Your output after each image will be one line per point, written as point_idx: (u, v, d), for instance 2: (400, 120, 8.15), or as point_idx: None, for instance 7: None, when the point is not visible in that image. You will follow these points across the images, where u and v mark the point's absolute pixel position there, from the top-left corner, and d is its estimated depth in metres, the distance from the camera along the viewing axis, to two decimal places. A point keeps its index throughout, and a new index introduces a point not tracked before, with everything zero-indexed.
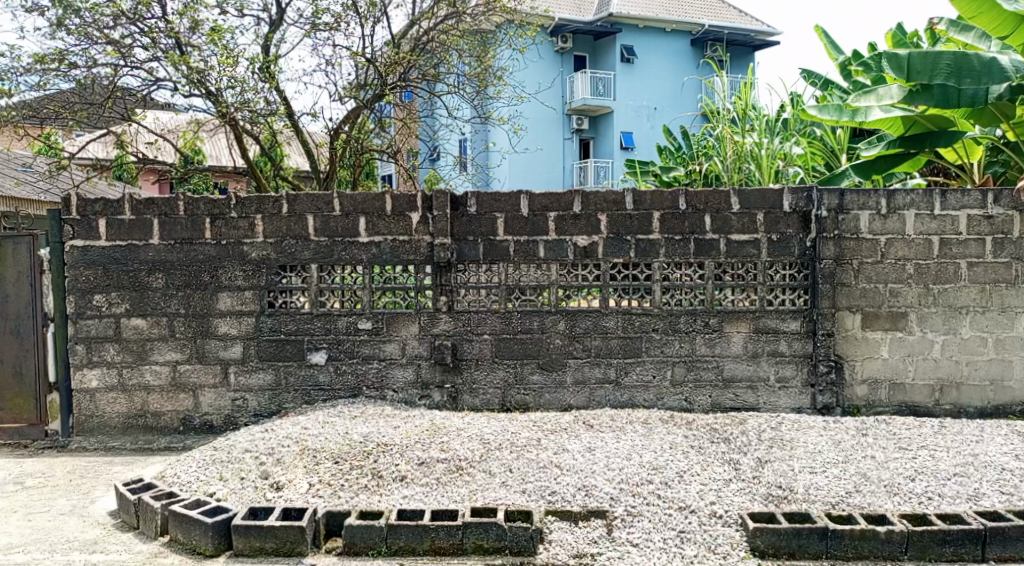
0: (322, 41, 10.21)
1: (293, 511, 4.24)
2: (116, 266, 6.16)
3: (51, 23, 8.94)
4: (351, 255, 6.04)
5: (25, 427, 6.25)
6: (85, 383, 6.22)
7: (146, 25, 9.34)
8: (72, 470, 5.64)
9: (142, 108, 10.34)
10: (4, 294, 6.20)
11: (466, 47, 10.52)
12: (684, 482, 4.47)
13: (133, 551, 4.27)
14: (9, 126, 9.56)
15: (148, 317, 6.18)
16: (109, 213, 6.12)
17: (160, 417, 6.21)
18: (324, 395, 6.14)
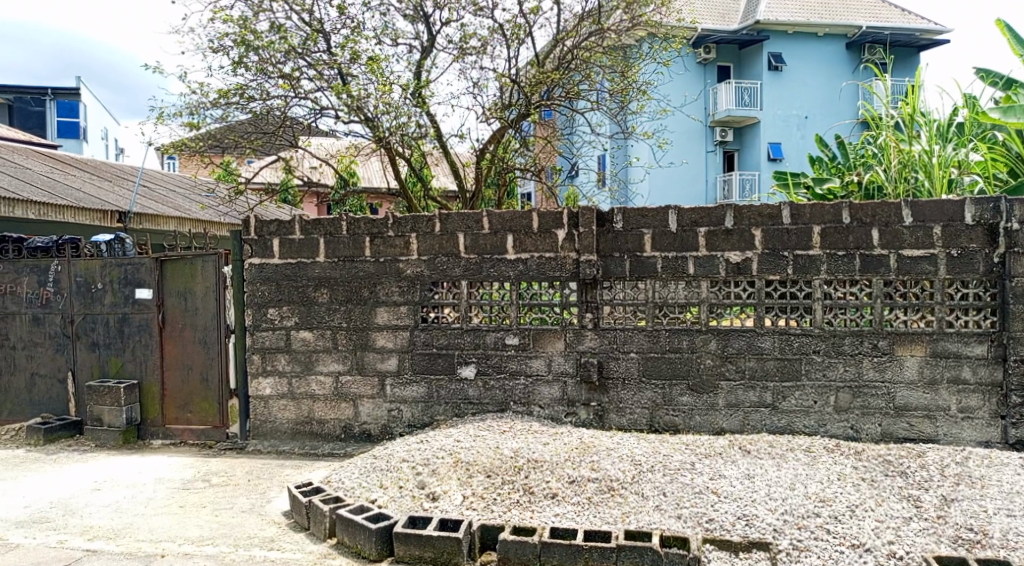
0: (470, 66, 10.57)
1: (449, 522, 4.41)
2: (287, 282, 6.62)
3: (233, 61, 9.78)
4: (499, 272, 6.20)
5: (210, 428, 6.88)
6: (260, 391, 6.71)
7: (313, 58, 10.02)
8: (250, 471, 6.12)
9: (308, 135, 11.12)
10: (195, 307, 6.90)
11: (608, 63, 10.57)
12: (857, 518, 4.27)
13: (305, 551, 4.56)
14: (197, 156, 10.60)
15: (313, 330, 6.59)
16: (282, 234, 6.60)
17: (324, 424, 6.60)
18: (473, 408, 6.31)
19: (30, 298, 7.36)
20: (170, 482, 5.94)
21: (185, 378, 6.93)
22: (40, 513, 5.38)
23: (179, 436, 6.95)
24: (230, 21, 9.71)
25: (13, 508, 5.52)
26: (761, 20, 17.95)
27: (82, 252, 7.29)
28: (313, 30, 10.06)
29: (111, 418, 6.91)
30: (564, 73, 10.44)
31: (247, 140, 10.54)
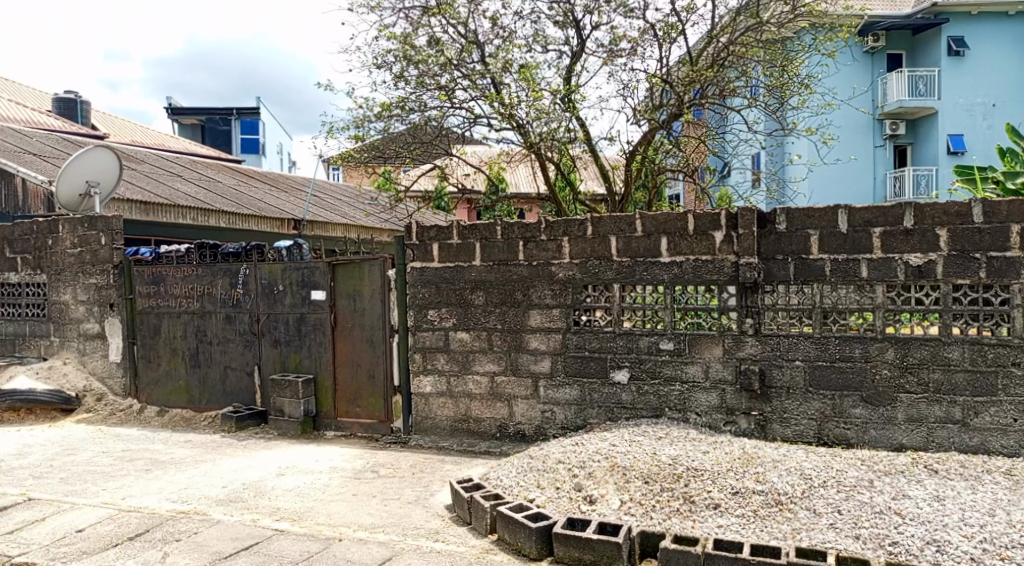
0: (620, 68, 10.49)
1: (608, 527, 4.38)
2: (445, 285, 6.84)
3: (394, 76, 10.25)
4: (652, 275, 6.11)
5: (375, 423, 7.22)
6: (421, 389, 6.98)
7: (468, 69, 10.29)
8: (413, 465, 6.39)
9: (462, 143, 11.46)
10: (362, 308, 7.26)
11: (767, 57, 10.18)
12: None
13: (468, 545, 4.71)
14: (361, 166, 11.15)
15: (470, 331, 6.77)
16: (440, 238, 6.83)
17: (480, 423, 6.77)
18: (627, 413, 6.26)
19: (223, 298, 8.05)
20: (342, 471, 6.33)
21: (354, 375, 7.31)
22: (234, 493, 5.89)
23: (349, 428, 7.34)
24: (392, 38, 10.17)
25: (211, 487, 6.08)
26: (938, 3, 16.72)
27: (266, 256, 7.83)
28: (468, 41, 10.32)
29: (291, 410, 7.42)
30: (719, 70, 10.17)
31: (407, 150, 11.00)
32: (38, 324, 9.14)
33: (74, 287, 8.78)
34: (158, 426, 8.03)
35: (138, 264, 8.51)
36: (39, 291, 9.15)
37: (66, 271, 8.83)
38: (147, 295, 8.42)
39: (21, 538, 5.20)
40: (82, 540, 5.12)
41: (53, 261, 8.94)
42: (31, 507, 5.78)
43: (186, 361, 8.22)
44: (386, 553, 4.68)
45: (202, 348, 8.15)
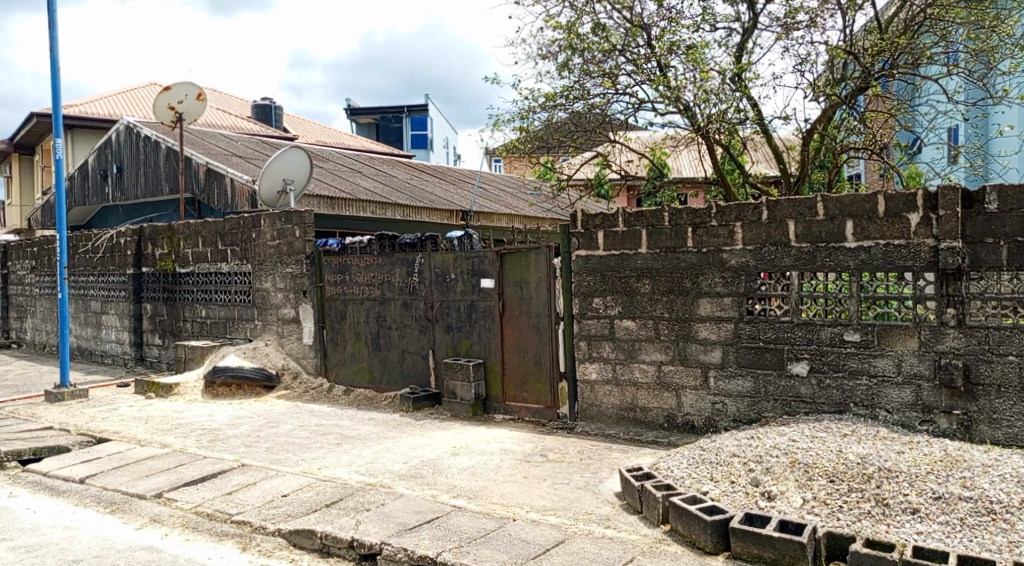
0: (795, 43, 9.93)
1: (791, 525, 4.19)
2: (611, 272, 6.79)
3: (559, 65, 10.26)
4: (836, 261, 5.75)
5: (542, 408, 7.30)
6: (587, 375, 6.99)
7: (633, 53, 10.11)
8: (581, 451, 6.41)
9: (626, 130, 11.31)
10: (528, 296, 7.36)
11: (970, 18, 9.25)
12: None
13: (640, 534, 4.66)
14: (525, 156, 11.28)
15: (636, 319, 6.68)
16: (606, 226, 6.78)
17: (648, 412, 6.67)
18: (806, 408, 5.93)
19: (400, 286, 8.43)
20: (513, 454, 6.47)
21: (521, 360, 7.43)
22: (415, 469, 6.18)
23: (517, 413, 7.47)
24: (558, 27, 10.19)
25: (394, 462, 6.40)
26: None
27: (440, 246, 8.11)
28: (634, 25, 10.12)
29: (462, 392, 7.66)
30: (912, 37, 9.38)
31: (571, 139, 11.00)
32: (245, 309, 9.99)
33: (273, 276, 9.52)
34: (345, 403, 8.56)
35: (327, 253, 9.09)
36: (245, 280, 9.98)
37: (267, 261, 9.59)
38: (335, 283, 8.98)
39: (236, 499, 5.72)
40: (286, 504, 5.56)
41: (254, 252, 9.75)
42: (243, 472, 6.34)
43: (368, 344, 8.69)
44: (560, 536, 4.72)
45: (381, 333, 8.59)
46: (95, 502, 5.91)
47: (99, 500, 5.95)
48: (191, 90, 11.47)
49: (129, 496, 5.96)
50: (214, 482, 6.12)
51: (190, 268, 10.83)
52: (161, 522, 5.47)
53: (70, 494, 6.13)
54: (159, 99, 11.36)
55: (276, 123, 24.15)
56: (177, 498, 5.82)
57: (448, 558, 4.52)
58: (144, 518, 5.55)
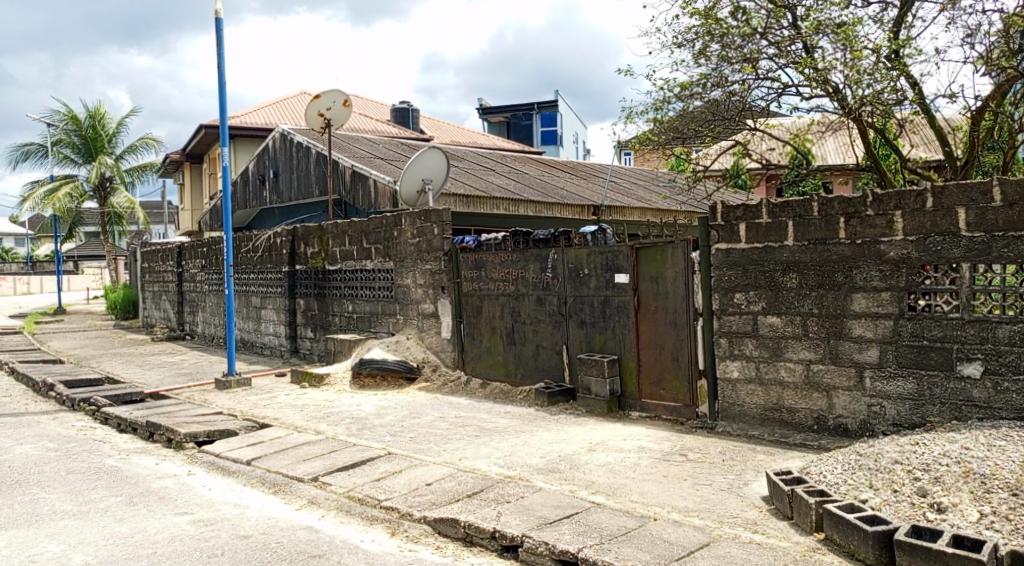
0: (961, 13, 9.18)
1: (966, 541, 3.86)
2: (755, 266, 6.52)
3: (695, 53, 9.97)
4: (1015, 252, 5.25)
5: (680, 406, 7.11)
6: (728, 374, 6.75)
7: (775, 36, 9.68)
8: (722, 451, 6.20)
9: (768, 117, 10.85)
10: (665, 291, 7.18)
11: None
12: None
13: (792, 541, 4.44)
14: (660, 148, 11.04)
15: (782, 316, 6.39)
16: (749, 218, 6.52)
17: (795, 413, 6.36)
18: (979, 413, 5.47)
19: (534, 281, 8.45)
20: (652, 451, 6.34)
21: (658, 357, 7.27)
22: (553, 464, 6.17)
23: (654, 410, 7.32)
24: (695, 14, 9.90)
25: (531, 456, 6.41)
26: None
27: (574, 241, 8.05)
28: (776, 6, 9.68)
29: (597, 388, 7.59)
30: None
31: (707, 129, 10.64)
32: (388, 304, 10.31)
33: (413, 272, 9.78)
34: (481, 396, 8.68)
35: (464, 250, 9.24)
36: (387, 277, 10.31)
37: (408, 258, 9.86)
38: (472, 279, 9.12)
39: (385, 486, 5.92)
40: (431, 492, 5.69)
41: (395, 249, 10.05)
42: (390, 460, 6.55)
43: (503, 338, 8.77)
44: (704, 538, 4.57)
45: (516, 328, 8.64)
46: (260, 483, 6.29)
47: (263, 481, 6.32)
48: (337, 96, 11.96)
49: (289, 479, 6.29)
50: (364, 469, 6.36)
51: (339, 265, 11.31)
52: (317, 505, 5.74)
53: (239, 475, 6.56)
54: (309, 107, 11.93)
55: (414, 125, 24.84)
56: (332, 482, 6.09)
57: (590, 555, 4.46)
58: (302, 500, 5.84)
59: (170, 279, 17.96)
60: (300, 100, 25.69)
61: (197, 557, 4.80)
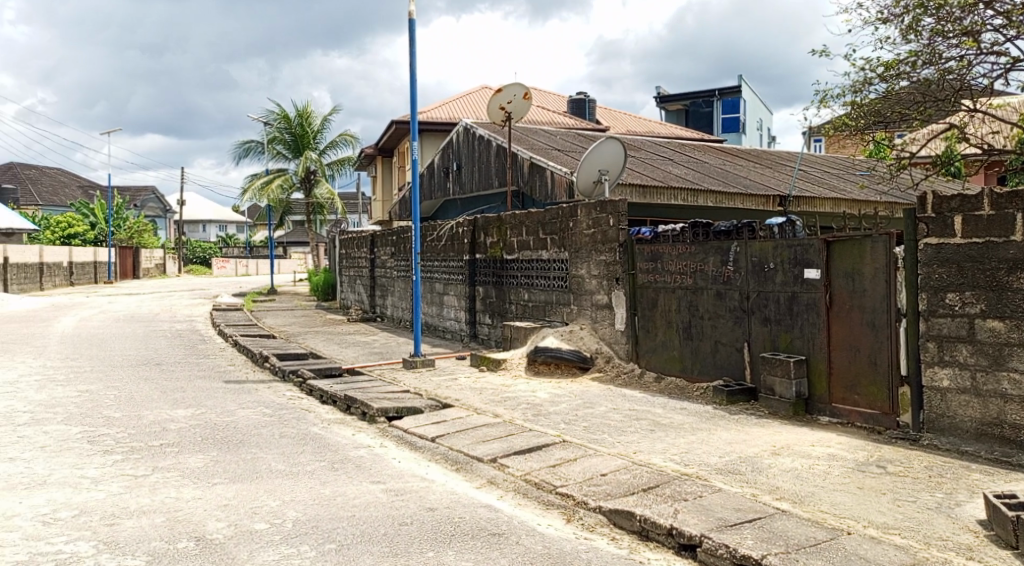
0: None
1: None
2: (972, 264, 5.87)
3: (903, 29, 9.15)
4: None
5: (878, 414, 6.54)
6: (937, 382, 6.12)
7: (1002, 6, 8.67)
8: (928, 466, 5.63)
9: (990, 97, 9.77)
10: (863, 289, 6.63)
11: None
12: None
13: None
14: (858, 134, 10.25)
15: (1006, 320, 5.70)
16: (966, 210, 5.87)
17: (1019, 431, 5.64)
18: None
19: (714, 275, 8.09)
20: (844, 460, 5.88)
21: (852, 360, 6.74)
22: (733, 465, 5.87)
23: (847, 416, 6.79)
24: None
25: (710, 455, 6.14)
26: None
27: (758, 234, 7.62)
28: None
29: (782, 390, 7.16)
30: None
31: (916, 111, 9.72)
32: (562, 294, 10.30)
33: (588, 263, 9.69)
34: (656, 391, 8.46)
35: (640, 242, 9.01)
36: (562, 267, 10.29)
37: (583, 249, 9.78)
38: (647, 271, 8.89)
39: (562, 472, 5.88)
40: (606, 483, 5.59)
41: (572, 239, 10.00)
42: (565, 447, 6.50)
43: (679, 332, 8.49)
44: (907, 559, 4.15)
45: (694, 322, 8.33)
46: (443, 460, 6.47)
47: (446, 458, 6.50)
48: (518, 90, 12.06)
49: (469, 458, 6.42)
50: (541, 454, 6.36)
51: (516, 255, 11.44)
52: (495, 485, 5.80)
53: (424, 450, 6.79)
54: (491, 101, 12.13)
55: (591, 116, 24.75)
56: (511, 464, 6.14)
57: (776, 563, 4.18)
58: (482, 479, 5.93)
59: (363, 264, 19.03)
60: (480, 94, 26.31)
61: (389, 524, 5.00)
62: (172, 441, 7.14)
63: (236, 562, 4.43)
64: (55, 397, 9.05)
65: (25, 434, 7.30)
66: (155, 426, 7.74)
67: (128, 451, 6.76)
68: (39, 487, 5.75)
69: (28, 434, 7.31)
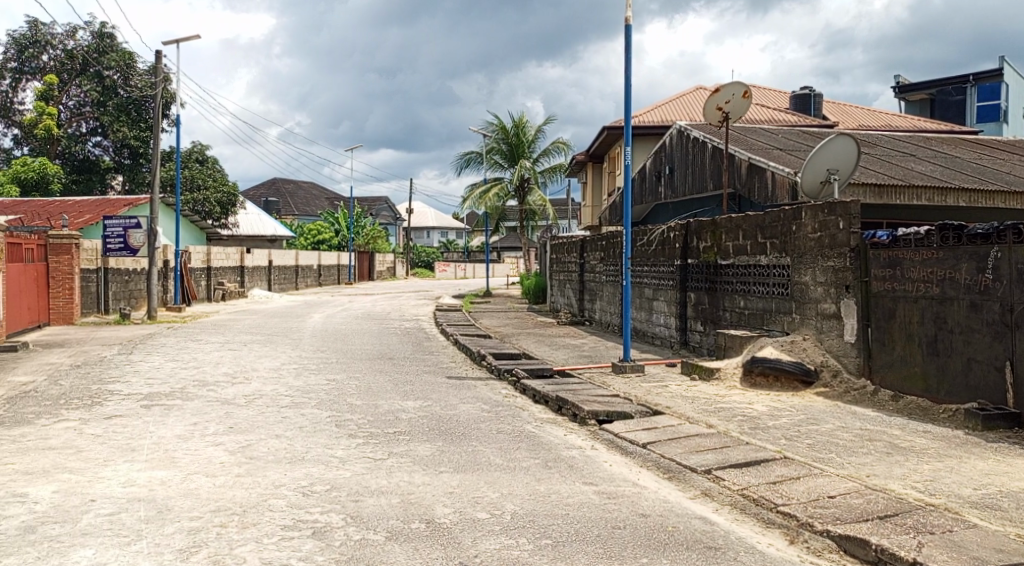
0: None
1: None
2: None
3: None
4: None
5: None
6: None
7: None
8: None
9: None
10: None
11: None
12: None
13: None
14: None
15: None
16: None
17: None
18: None
19: (967, 284, 7.22)
20: None
21: None
22: (990, 500, 5.21)
23: None
24: None
25: (961, 486, 5.51)
26: None
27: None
28: None
29: None
30: None
31: None
32: (783, 302, 9.76)
33: (813, 269, 9.11)
34: (892, 411, 7.76)
35: (875, 246, 8.30)
36: (783, 273, 9.75)
37: (807, 254, 9.22)
38: (884, 279, 8.17)
39: (783, 490, 5.55)
40: (834, 506, 5.18)
41: (796, 244, 9.44)
42: (787, 464, 6.13)
43: (923, 347, 7.71)
44: None
45: (941, 336, 7.51)
46: (655, 467, 6.34)
47: (658, 465, 6.36)
48: (737, 89, 11.59)
49: (682, 467, 6.23)
50: (759, 469, 6.04)
51: (731, 260, 11.01)
52: (710, 497, 5.58)
53: (635, 456, 6.70)
54: (707, 102, 11.79)
55: (816, 111, 23.30)
56: (727, 478, 5.89)
57: None
58: (696, 490, 5.73)
59: (573, 269, 19.25)
60: (695, 95, 25.71)
61: (602, 526, 4.97)
62: (404, 430, 7.61)
63: (461, 547, 4.61)
64: (307, 384, 9.99)
65: (286, 414, 8.11)
66: (389, 415, 8.29)
67: (368, 436, 7.29)
68: (298, 462, 6.34)
69: (288, 415, 8.11)
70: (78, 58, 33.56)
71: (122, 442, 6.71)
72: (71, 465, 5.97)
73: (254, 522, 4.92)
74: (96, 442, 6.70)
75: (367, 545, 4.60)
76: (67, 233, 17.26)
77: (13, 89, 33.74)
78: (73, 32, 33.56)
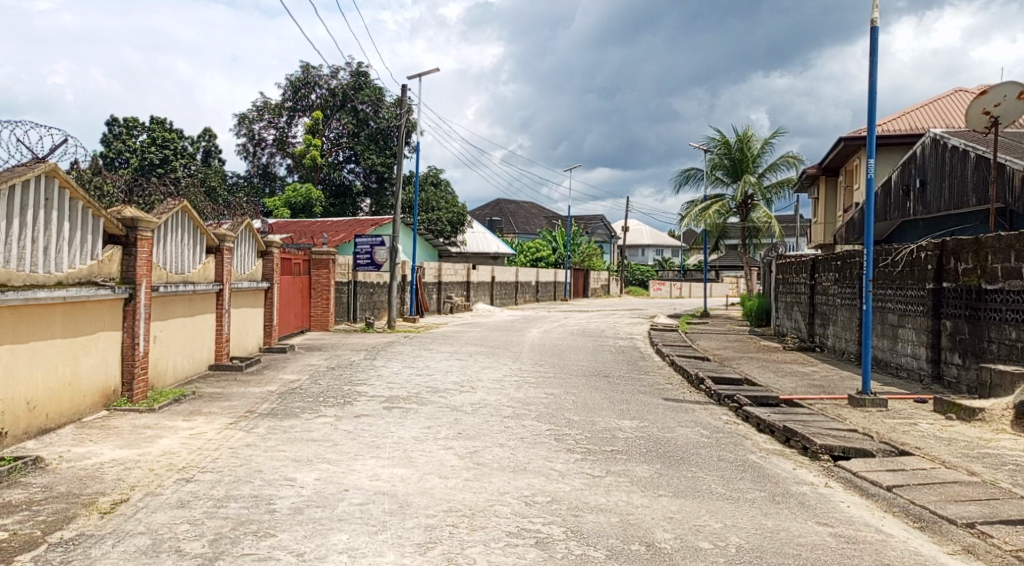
0: None
1: None
2: None
3: None
4: None
5: None
6: None
7: None
8: None
9: None
10: None
11: None
12: None
13: None
14: None
15: None
16: None
17: None
18: None
19: None
20: None
21: None
22: None
23: None
24: None
25: None
26: None
27: None
28: None
29: None
30: None
31: None
32: None
33: None
34: None
35: None
36: None
37: None
38: None
39: None
40: None
41: None
42: None
43: None
44: None
45: None
46: (903, 514, 5.77)
47: (907, 513, 5.78)
48: (1010, 90, 10.32)
49: (937, 517, 5.64)
50: None
51: (999, 285, 9.83)
52: (975, 556, 4.98)
53: (879, 499, 6.16)
54: (973, 105, 10.68)
55: None
56: (996, 535, 5.24)
57: None
58: (956, 546, 5.15)
59: (802, 291, 18.20)
60: (953, 99, 23.39)
61: None
62: (622, 449, 7.56)
63: None
64: (527, 396, 10.26)
65: (509, 424, 8.38)
66: (606, 432, 8.29)
67: (586, 452, 7.33)
68: (520, 471, 6.52)
69: (511, 425, 8.38)
70: (339, 94, 37.24)
71: (369, 440, 7.28)
72: (328, 457, 6.57)
73: (482, 526, 5.11)
74: (347, 437, 7.32)
75: (588, 561, 4.61)
76: (326, 248, 18.98)
77: (288, 125, 38.14)
78: (336, 72, 37.37)
